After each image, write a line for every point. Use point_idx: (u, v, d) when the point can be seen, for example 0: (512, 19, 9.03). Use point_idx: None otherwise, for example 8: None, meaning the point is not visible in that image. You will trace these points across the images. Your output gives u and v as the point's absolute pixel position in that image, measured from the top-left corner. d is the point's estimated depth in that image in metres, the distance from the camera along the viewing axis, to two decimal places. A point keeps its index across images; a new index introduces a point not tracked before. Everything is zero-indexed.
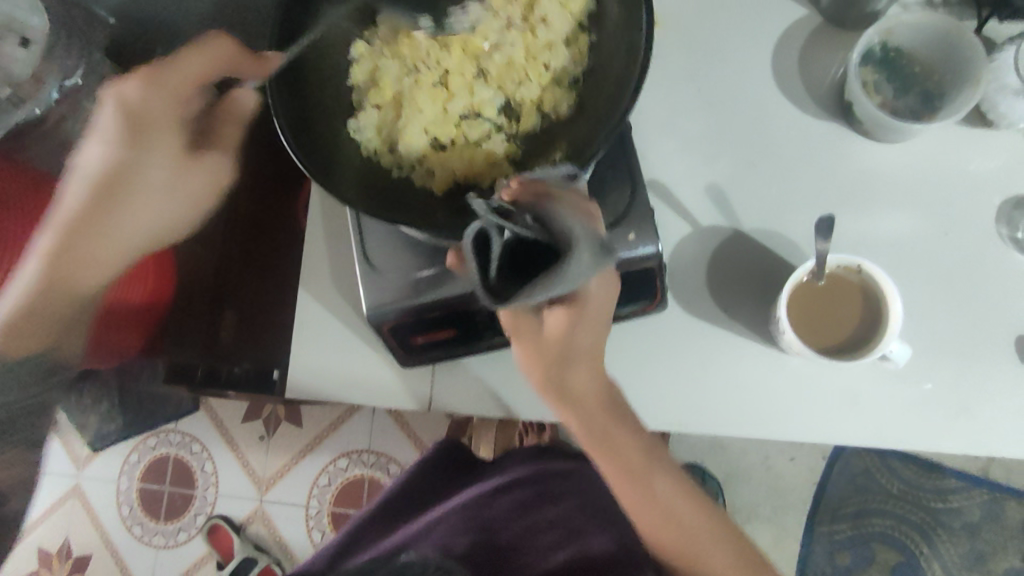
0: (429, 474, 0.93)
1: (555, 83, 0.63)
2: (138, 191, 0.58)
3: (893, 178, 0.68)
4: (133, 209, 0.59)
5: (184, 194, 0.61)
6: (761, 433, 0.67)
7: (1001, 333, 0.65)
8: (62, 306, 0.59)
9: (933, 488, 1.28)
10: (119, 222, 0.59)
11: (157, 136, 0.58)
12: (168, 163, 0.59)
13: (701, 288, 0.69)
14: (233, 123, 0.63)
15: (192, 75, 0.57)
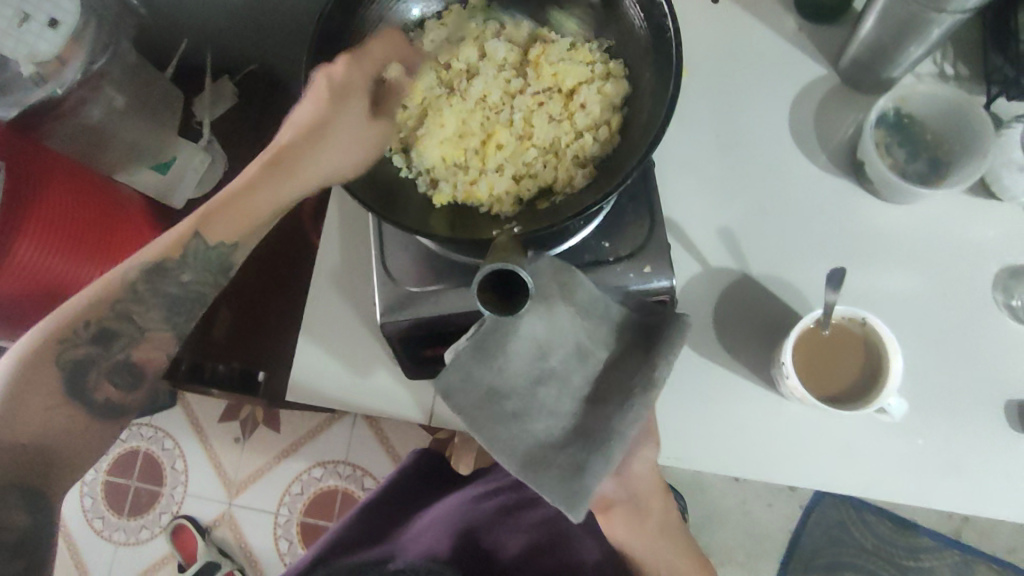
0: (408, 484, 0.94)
1: (576, 133, 0.63)
2: (332, 145, 0.61)
3: (898, 237, 0.71)
4: (320, 153, 0.61)
5: (365, 145, 0.62)
6: (754, 474, 0.69)
7: (991, 396, 0.67)
8: (240, 214, 0.61)
9: (905, 546, 1.29)
10: (322, 162, 0.61)
11: (355, 99, 0.62)
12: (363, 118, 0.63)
13: (706, 326, 0.71)
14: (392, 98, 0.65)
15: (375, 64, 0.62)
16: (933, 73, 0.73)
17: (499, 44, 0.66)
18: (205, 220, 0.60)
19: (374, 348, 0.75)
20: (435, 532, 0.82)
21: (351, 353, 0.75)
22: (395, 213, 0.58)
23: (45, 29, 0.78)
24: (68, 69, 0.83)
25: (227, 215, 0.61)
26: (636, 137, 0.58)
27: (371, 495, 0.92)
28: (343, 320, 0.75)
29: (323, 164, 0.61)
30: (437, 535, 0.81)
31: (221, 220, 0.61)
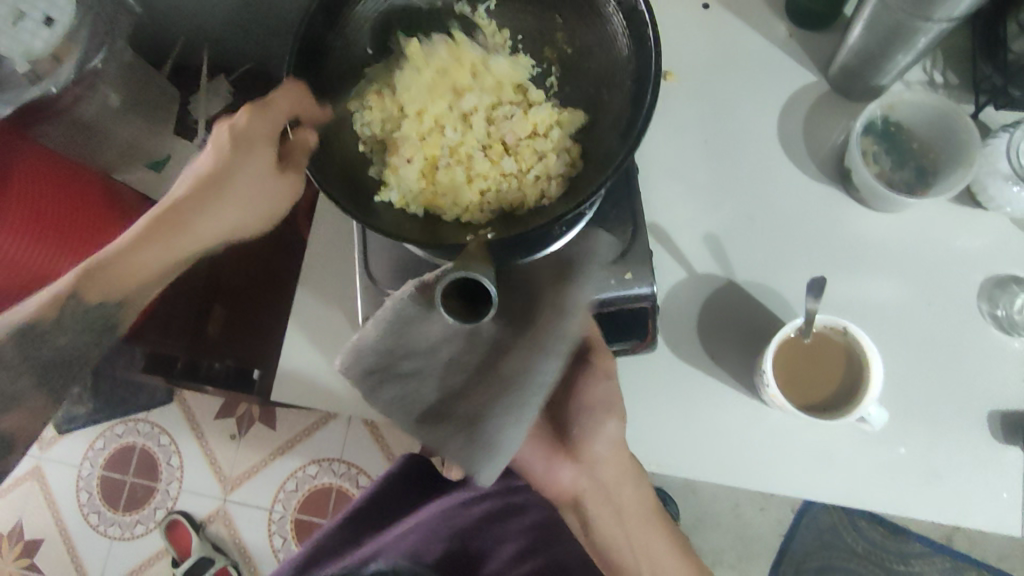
0: (398, 485, 0.93)
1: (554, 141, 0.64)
2: (233, 193, 0.63)
3: (884, 245, 0.71)
4: (202, 212, 0.62)
5: (256, 212, 0.65)
6: (736, 481, 0.69)
7: (974, 406, 0.67)
8: (105, 282, 0.60)
9: (896, 551, 1.30)
10: (205, 222, 0.63)
11: (255, 155, 0.62)
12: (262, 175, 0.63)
13: (691, 332, 0.71)
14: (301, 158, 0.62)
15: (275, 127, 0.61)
16: (923, 80, 0.73)
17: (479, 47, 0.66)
18: (86, 277, 0.60)
19: None
20: (420, 536, 0.83)
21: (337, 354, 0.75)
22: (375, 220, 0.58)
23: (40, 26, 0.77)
24: (63, 66, 0.81)
25: (101, 278, 0.60)
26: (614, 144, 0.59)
27: (362, 496, 0.92)
28: (330, 321, 0.76)
29: (213, 221, 0.63)
30: (422, 539, 0.83)
31: (130, 274, 0.61)
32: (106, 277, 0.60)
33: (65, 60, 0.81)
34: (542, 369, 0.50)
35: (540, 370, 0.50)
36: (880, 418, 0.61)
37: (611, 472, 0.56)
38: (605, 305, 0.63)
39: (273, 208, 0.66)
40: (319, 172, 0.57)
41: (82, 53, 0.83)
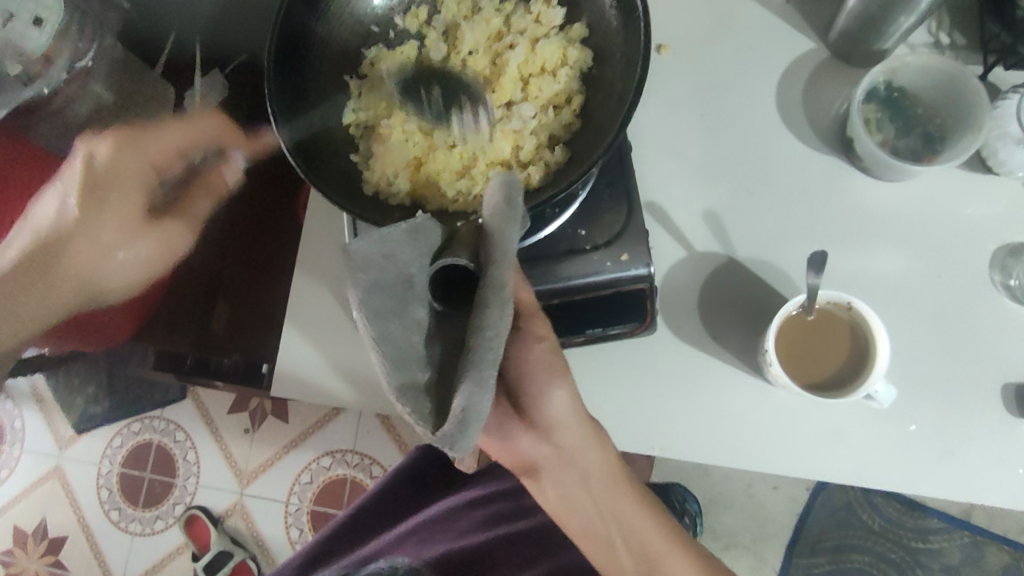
0: (406, 480, 0.91)
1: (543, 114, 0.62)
2: (68, 245, 0.65)
3: (890, 216, 0.69)
4: (71, 243, 0.65)
5: (160, 241, 0.73)
6: (742, 463, 0.67)
7: (988, 379, 0.65)
8: (14, 326, 0.63)
9: (914, 528, 1.28)
10: (73, 259, 0.65)
11: (115, 192, 0.66)
12: (115, 225, 0.66)
13: (692, 312, 0.69)
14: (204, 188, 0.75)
15: (173, 143, 0.68)
16: (928, 43, 0.70)
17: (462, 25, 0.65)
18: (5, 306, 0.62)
19: (359, 340, 0.74)
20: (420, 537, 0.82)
21: (336, 343, 0.74)
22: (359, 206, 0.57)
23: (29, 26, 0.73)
24: (54, 67, 0.77)
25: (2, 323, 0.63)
26: (604, 120, 0.57)
27: (370, 491, 0.92)
28: (327, 312, 0.75)
29: (79, 258, 0.66)
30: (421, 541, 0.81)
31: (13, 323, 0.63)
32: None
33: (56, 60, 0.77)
34: (495, 324, 0.41)
35: (489, 328, 0.41)
36: (887, 392, 0.59)
37: (599, 464, 0.53)
38: (601, 288, 0.61)
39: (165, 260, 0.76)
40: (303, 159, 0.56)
41: (73, 53, 0.79)
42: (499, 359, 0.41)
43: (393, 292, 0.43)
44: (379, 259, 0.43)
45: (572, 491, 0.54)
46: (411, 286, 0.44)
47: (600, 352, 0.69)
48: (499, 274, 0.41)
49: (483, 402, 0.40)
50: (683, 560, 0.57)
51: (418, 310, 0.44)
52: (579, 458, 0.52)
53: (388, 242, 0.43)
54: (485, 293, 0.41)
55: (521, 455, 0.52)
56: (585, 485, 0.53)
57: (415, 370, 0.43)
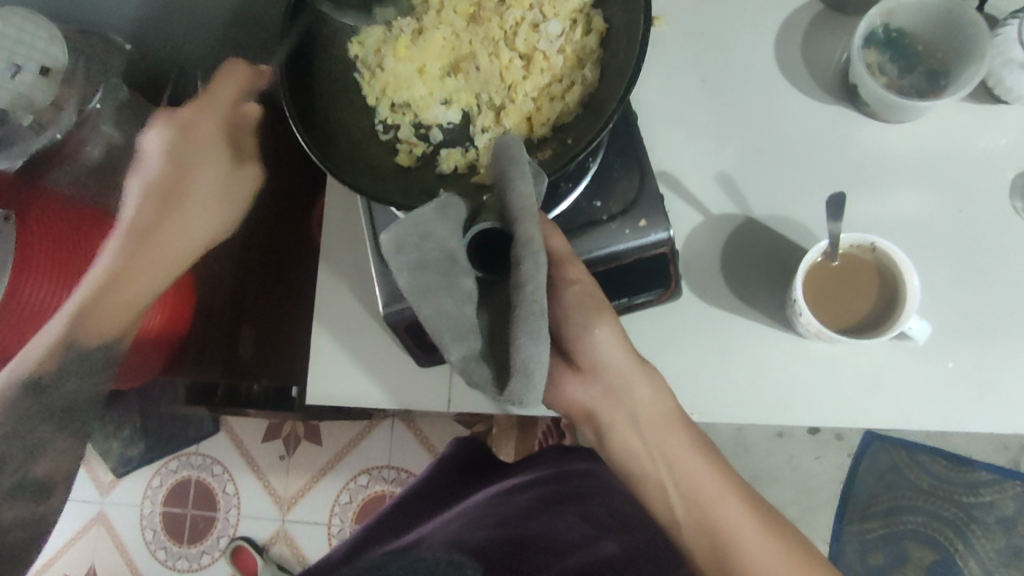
0: (451, 474, 0.92)
1: (556, 80, 0.63)
2: (191, 200, 0.64)
3: (902, 158, 0.68)
4: (189, 200, 0.64)
5: (224, 199, 0.69)
6: (783, 420, 0.67)
7: (1020, 307, 0.64)
8: (117, 304, 0.59)
9: (963, 483, 1.26)
10: (182, 220, 0.64)
11: (201, 156, 0.65)
12: (215, 174, 0.67)
13: (716, 275, 0.69)
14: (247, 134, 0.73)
15: (225, 102, 0.69)
16: None
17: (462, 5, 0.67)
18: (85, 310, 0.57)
19: (387, 341, 0.75)
20: (467, 521, 0.80)
21: (366, 348, 0.76)
22: (385, 191, 0.58)
23: (36, 76, 0.69)
24: (65, 112, 0.74)
25: (101, 307, 0.58)
26: (613, 75, 0.58)
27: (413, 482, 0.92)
28: (353, 317, 0.76)
29: (190, 220, 0.64)
30: (468, 525, 0.80)
31: (125, 284, 0.59)
32: (99, 306, 0.58)
33: (65, 105, 0.74)
34: (533, 276, 0.43)
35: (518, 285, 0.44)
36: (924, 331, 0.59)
37: (650, 403, 0.56)
38: (622, 257, 0.61)
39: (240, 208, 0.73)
40: (331, 158, 0.57)
41: (80, 96, 0.76)
42: (545, 309, 0.43)
43: (438, 267, 0.45)
44: (417, 239, 0.45)
45: (624, 431, 0.57)
46: (453, 259, 0.46)
47: (629, 325, 0.69)
48: (525, 228, 0.44)
49: (538, 355, 0.44)
50: (740, 507, 0.57)
51: (465, 279, 0.46)
52: (628, 397, 0.55)
53: (423, 221, 0.46)
54: (517, 249, 0.44)
55: (572, 402, 0.57)
56: (635, 425, 0.57)
57: (470, 336, 0.45)
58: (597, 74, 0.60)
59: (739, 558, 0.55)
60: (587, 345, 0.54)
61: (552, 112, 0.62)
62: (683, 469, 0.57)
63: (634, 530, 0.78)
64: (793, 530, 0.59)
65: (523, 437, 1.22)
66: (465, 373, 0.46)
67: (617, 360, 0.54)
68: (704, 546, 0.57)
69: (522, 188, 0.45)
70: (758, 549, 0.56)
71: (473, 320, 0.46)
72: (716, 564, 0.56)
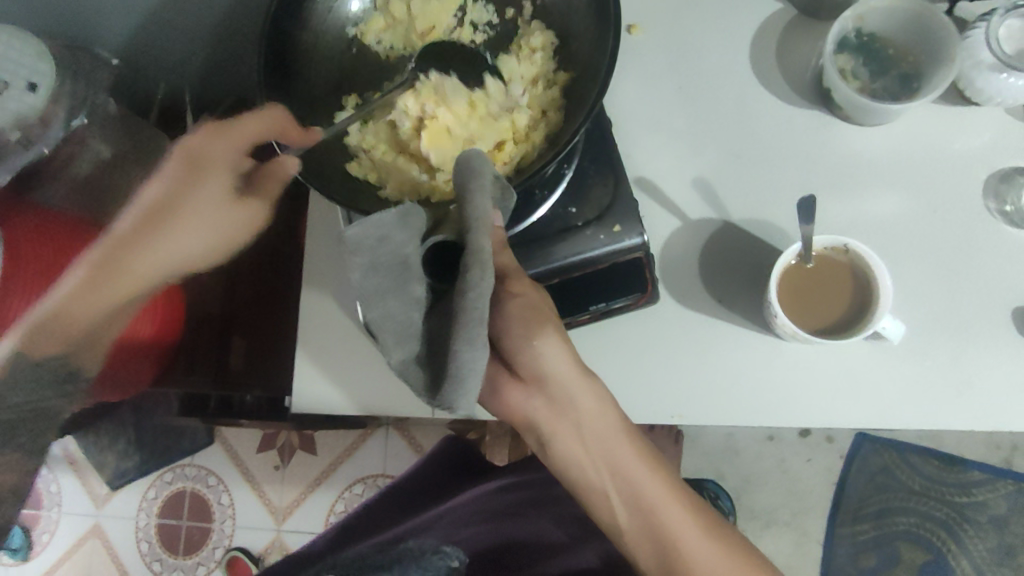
0: (441, 468, 0.93)
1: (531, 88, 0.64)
2: (193, 225, 0.65)
3: (877, 160, 0.69)
4: (196, 224, 0.65)
5: (207, 230, 0.66)
6: (762, 421, 0.67)
7: (995, 306, 0.65)
8: (60, 335, 0.63)
9: (955, 483, 1.26)
10: (159, 245, 0.65)
11: (211, 174, 0.66)
12: (219, 193, 0.66)
13: (694, 278, 0.70)
14: (276, 183, 0.66)
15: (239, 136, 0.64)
16: None
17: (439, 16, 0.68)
18: (29, 336, 0.61)
19: (369, 349, 0.75)
20: (453, 521, 0.81)
21: (338, 358, 0.76)
22: (359, 200, 0.59)
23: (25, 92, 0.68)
24: (52, 128, 0.73)
25: (65, 316, 0.63)
26: (585, 85, 0.58)
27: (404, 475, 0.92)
28: (336, 325, 0.77)
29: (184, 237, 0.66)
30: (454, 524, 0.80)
31: (71, 317, 0.63)
32: (45, 330, 0.62)
33: (52, 121, 0.73)
34: (480, 284, 0.44)
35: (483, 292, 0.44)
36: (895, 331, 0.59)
37: (593, 409, 0.56)
38: (597, 262, 0.62)
39: (259, 224, 0.69)
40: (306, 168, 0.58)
41: (66, 111, 0.74)
42: (486, 317, 0.44)
43: (389, 271, 0.46)
44: (373, 243, 0.45)
45: (568, 440, 0.57)
46: (406, 266, 0.46)
47: (607, 330, 0.70)
48: (479, 237, 0.45)
49: (475, 359, 0.44)
50: (685, 512, 0.58)
51: (416, 287, 0.47)
52: (572, 405, 0.56)
53: (382, 225, 0.46)
54: (468, 257, 0.45)
55: (516, 409, 0.57)
56: (579, 433, 0.56)
57: (416, 343, 0.48)
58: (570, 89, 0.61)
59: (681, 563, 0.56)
60: (542, 353, 0.54)
61: (525, 126, 0.62)
62: (628, 480, 0.57)
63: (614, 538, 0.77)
64: (736, 534, 0.60)
65: (514, 443, 1.22)
66: (405, 374, 0.48)
67: (571, 364, 0.56)
68: (647, 552, 0.57)
69: (480, 199, 0.46)
70: (700, 552, 0.57)
71: (418, 325, 0.48)
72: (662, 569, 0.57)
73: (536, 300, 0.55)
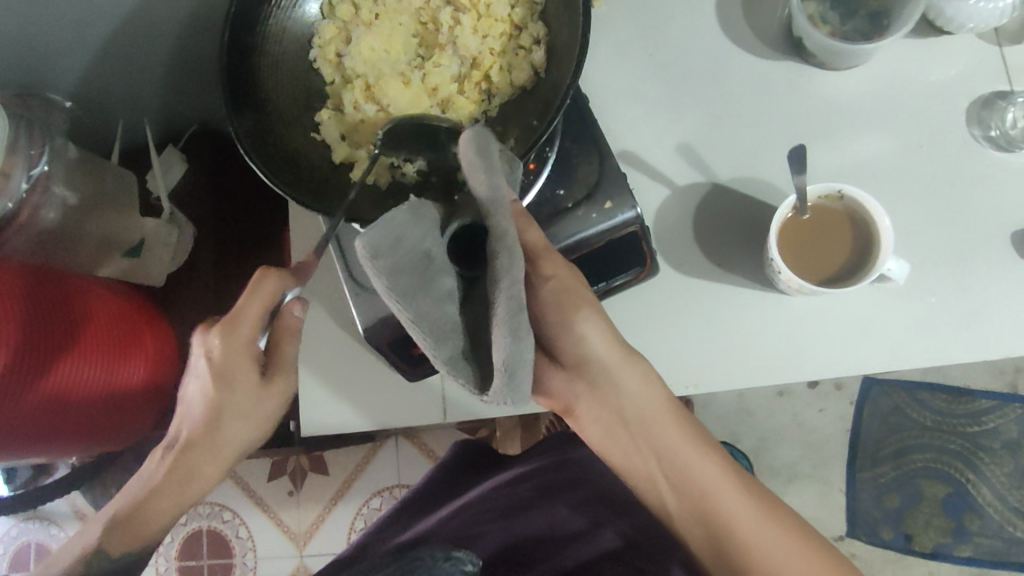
0: (451, 470, 0.91)
1: (504, 64, 0.60)
2: (241, 422, 0.57)
3: (858, 103, 0.68)
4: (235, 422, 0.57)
5: (258, 418, 0.57)
6: (777, 380, 0.67)
7: (994, 231, 0.65)
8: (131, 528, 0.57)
9: (966, 413, 1.32)
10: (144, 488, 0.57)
11: (238, 363, 0.55)
12: (252, 391, 0.56)
13: (690, 245, 0.69)
14: (291, 339, 0.57)
15: (246, 327, 0.54)
16: None
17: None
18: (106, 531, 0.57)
19: (373, 361, 0.74)
20: (468, 518, 0.78)
21: (355, 374, 0.74)
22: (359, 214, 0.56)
23: None
24: (13, 180, 0.70)
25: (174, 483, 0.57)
26: (561, 57, 0.56)
27: (412, 490, 0.89)
28: (336, 342, 0.75)
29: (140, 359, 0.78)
30: (470, 522, 0.77)
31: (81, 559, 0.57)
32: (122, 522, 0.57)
33: (13, 172, 0.70)
34: (509, 269, 0.42)
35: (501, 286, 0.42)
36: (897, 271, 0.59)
37: (640, 389, 0.57)
38: (595, 241, 0.61)
39: (279, 408, 0.58)
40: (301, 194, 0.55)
41: (26, 163, 0.72)
42: (524, 303, 0.42)
43: (414, 269, 0.42)
44: (390, 244, 0.41)
45: (609, 422, 0.59)
46: (430, 260, 0.43)
47: (611, 308, 0.68)
48: (497, 223, 0.44)
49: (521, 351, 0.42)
50: (735, 489, 0.58)
51: (443, 279, 0.43)
52: (610, 384, 0.57)
53: (394, 225, 0.41)
54: (491, 245, 0.44)
55: (559, 397, 0.59)
56: (623, 418, 0.58)
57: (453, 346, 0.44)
58: (543, 56, 0.58)
59: (732, 541, 0.57)
60: (575, 329, 0.54)
61: (503, 103, 0.60)
62: (675, 460, 0.58)
63: (637, 513, 0.79)
64: (795, 517, 0.60)
65: (528, 434, 1.21)
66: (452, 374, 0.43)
67: (603, 334, 0.55)
68: (700, 536, 0.58)
69: (490, 179, 0.45)
70: (754, 533, 0.57)
71: (456, 319, 0.44)
72: (714, 548, 0.58)
73: (571, 280, 0.53)
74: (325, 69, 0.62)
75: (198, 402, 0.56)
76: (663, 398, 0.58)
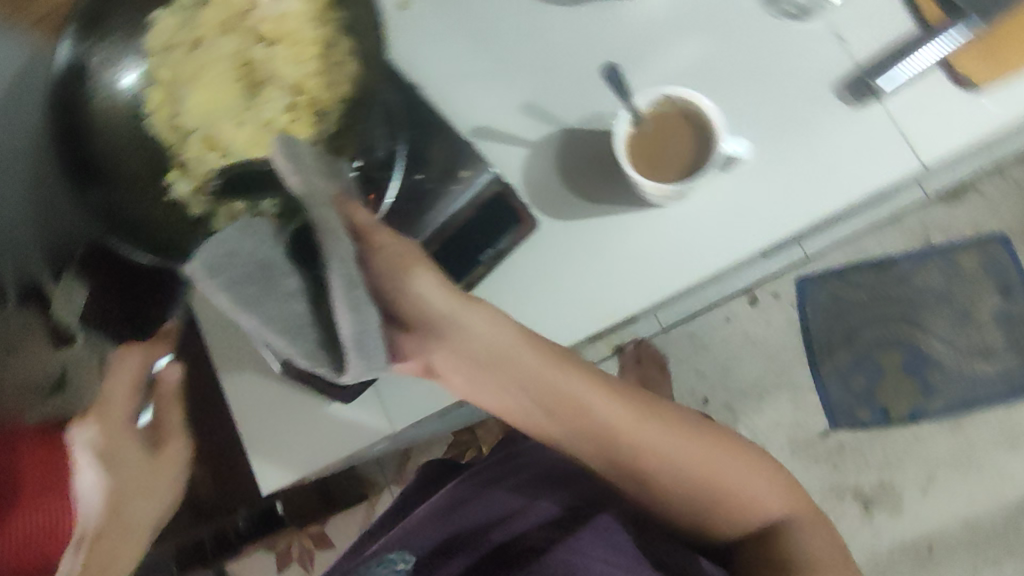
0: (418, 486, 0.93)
1: (325, 81, 0.62)
2: (145, 490, 0.60)
3: (664, 18, 0.73)
4: (140, 489, 0.60)
5: (161, 482, 0.62)
6: (677, 287, 0.70)
7: (820, 91, 0.69)
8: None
9: (892, 279, 1.41)
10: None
11: (122, 436, 0.60)
12: (147, 458, 0.61)
13: (561, 191, 0.72)
14: (170, 410, 0.64)
15: (118, 405, 0.60)
16: None
17: (211, 45, 0.63)
18: None
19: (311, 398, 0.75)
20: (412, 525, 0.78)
21: (301, 430, 0.76)
22: None
23: None
24: None
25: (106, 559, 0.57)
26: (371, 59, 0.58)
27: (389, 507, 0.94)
28: (271, 393, 0.76)
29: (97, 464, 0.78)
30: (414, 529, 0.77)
31: None
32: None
33: None
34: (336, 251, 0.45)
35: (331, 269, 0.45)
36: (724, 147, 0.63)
37: (492, 329, 0.58)
38: (464, 212, 0.64)
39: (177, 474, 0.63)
40: None
41: None
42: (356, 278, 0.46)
43: (253, 280, 0.46)
44: (226, 259, 0.45)
45: (478, 373, 0.59)
46: (267, 268, 0.46)
47: (510, 272, 0.72)
48: (320, 213, 0.45)
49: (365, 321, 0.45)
50: (615, 399, 0.62)
51: (285, 281, 0.47)
52: (463, 334, 0.58)
53: (226, 241, 0.46)
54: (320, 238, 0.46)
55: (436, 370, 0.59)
56: (483, 360, 0.58)
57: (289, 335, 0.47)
58: (357, 65, 0.60)
59: (621, 446, 0.61)
60: (430, 291, 0.56)
61: (336, 117, 0.61)
62: (554, 389, 0.59)
63: (579, 483, 0.74)
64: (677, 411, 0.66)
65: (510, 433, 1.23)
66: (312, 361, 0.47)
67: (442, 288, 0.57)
68: (593, 451, 0.62)
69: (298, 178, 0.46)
70: (642, 435, 0.62)
71: (308, 313, 0.47)
72: (605, 459, 0.62)
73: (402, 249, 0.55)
74: (158, 134, 0.62)
75: (95, 490, 0.58)
76: (534, 357, 0.59)
